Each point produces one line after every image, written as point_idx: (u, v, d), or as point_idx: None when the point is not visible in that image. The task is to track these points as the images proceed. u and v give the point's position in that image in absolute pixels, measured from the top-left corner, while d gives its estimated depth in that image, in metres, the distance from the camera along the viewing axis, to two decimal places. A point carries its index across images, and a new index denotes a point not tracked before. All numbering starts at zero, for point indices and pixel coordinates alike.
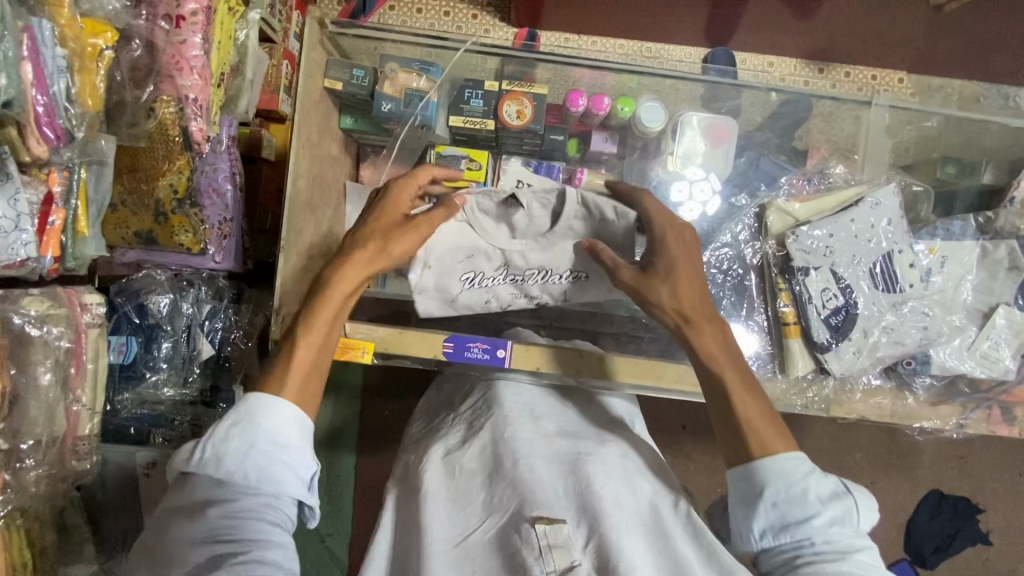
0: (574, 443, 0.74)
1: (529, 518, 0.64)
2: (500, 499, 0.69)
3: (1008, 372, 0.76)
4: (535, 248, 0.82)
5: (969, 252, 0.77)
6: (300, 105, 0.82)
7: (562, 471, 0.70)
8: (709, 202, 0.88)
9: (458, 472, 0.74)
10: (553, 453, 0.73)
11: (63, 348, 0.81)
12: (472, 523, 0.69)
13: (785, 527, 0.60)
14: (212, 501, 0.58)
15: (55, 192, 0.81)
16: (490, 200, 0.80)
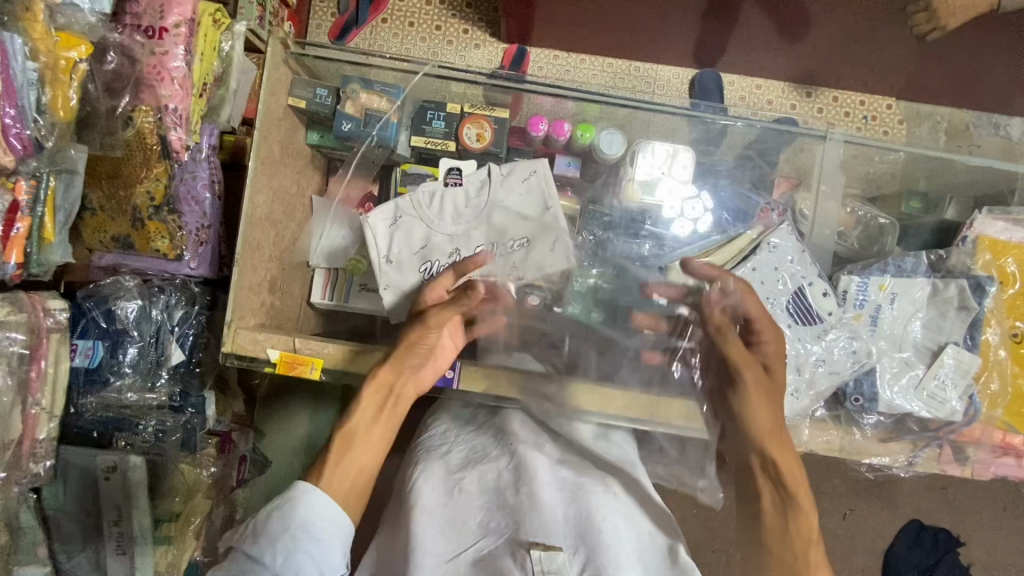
0: (581, 474, 0.80)
1: (526, 544, 0.71)
2: (497, 524, 0.75)
3: (954, 413, 0.75)
4: (475, 228, 0.90)
5: (919, 290, 0.78)
6: (261, 124, 0.84)
7: (564, 501, 0.76)
8: (701, 219, 0.93)
9: (457, 495, 0.79)
10: (558, 482, 0.78)
11: (17, 353, 0.82)
12: (467, 540, 0.75)
13: None
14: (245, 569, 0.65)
15: (21, 200, 0.82)
16: (426, 192, 0.91)
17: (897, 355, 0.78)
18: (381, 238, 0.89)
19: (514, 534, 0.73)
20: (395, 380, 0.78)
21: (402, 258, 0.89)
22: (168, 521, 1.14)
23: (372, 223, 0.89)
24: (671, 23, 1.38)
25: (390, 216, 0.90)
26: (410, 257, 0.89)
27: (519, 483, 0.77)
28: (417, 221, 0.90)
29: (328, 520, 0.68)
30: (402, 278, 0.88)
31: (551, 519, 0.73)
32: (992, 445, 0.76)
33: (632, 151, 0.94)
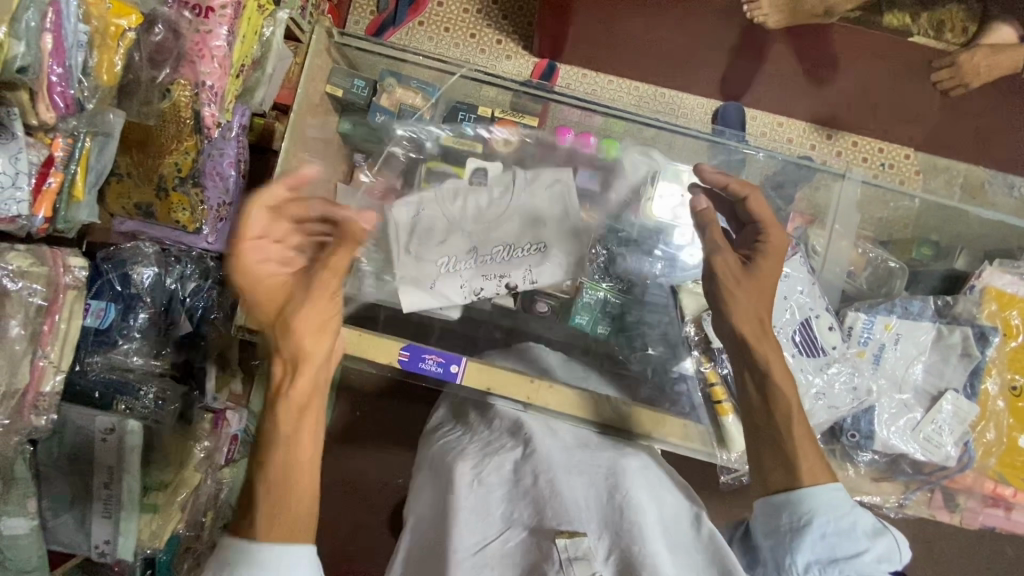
0: (592, 459, 0.76)
1: (552, 533, 0.62)
2: (519, 513, 0.67)
3: (948, 458, 0.76)
4: (496, 229, 0.91)
5: (924, 333, 0.79)
6: (299, 106, 0.89)
7: (586, 484, 0.70)
8: None
9: (475, 484, 0.72)
10: (577, 469, 0.73)
11: (35, 305, 0.83)
12: (490, 532, 0.66)
13: (832, 562, 0.61)
14: None
15: (56, 156, 0.85)
16: (451, 186, 0.94)
17: (896, 396, 0.78)
18: (402, 226, 0.91)
19: (536, 525, 0.65)
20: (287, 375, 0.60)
21: (421, 248, 0.90)
22: (157, 489, 1.12)
23: (396, 213, 0.92)
24: (702, 53, 1.41)
25: (413, 207, 0.92)
26: (429, 247, 0.90)
27: (535, 470, 0.71)
28: (440, 215, 0.92)
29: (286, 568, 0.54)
30: (420, 272, 0.89)
31: (572, 505, 0.65)
32: (982, 494, 0.77)
33: (653, 171, 0.96)
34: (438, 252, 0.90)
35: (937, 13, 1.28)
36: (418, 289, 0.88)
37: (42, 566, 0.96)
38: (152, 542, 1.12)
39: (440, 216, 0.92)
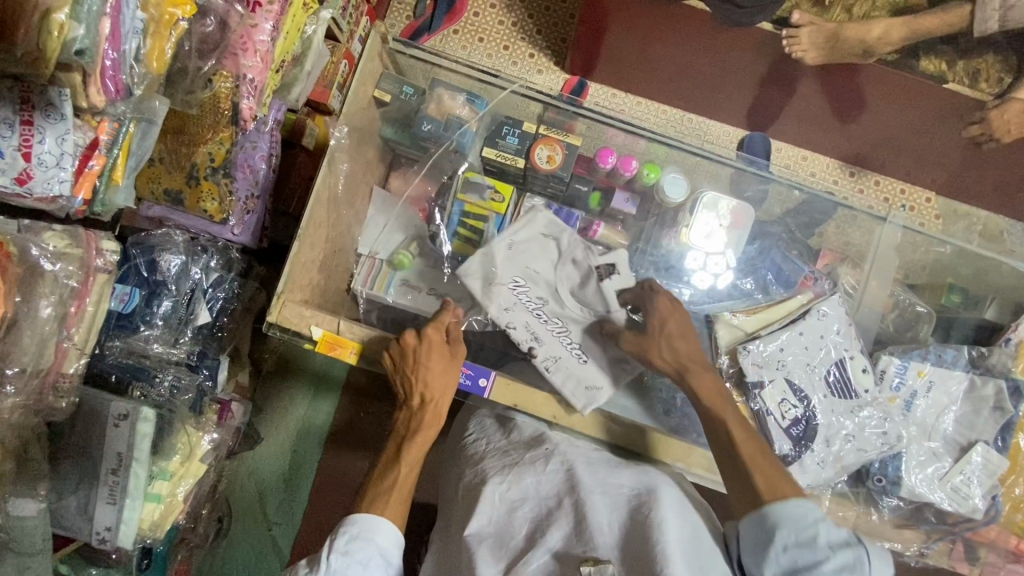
0: (616, 477, 0.75)
1: (576, 560, 0.66)
2: (544, 536, 0.70)
3: (975, 511, 0.75)
4: (571, 302, 0.89)
5: (957, 383, 0.79)
6: (349, 107, 0.91)
7: (611, 505, 0.71)
8: (721, 275, 0.95)
9: (501, 501, 0.75)
10: (601, 486, 0.73)
11: (69, 287, 0.83)
12: (515, 556, 0.69)
13: (796, 571, 0.64)
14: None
15: (101, 139, 0.85)
16: (580, 248, 0.91)
17: (926, 444, 0.78)
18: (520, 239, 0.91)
19: (562, 549, 0.68)
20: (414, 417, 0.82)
21: (514, 259, 0.90)
22: (162, 479, 1.11)
23: (532, 221, 0.92)
24: (735, 83, 1.42)
25: (544, 227, 0.93)
26: (520, 262, 0.90)
27: (559, 492, 0.73)
28: (553, 254, 0.92)
29: (388, 536, 0.72)
30: (498, 272, 0.89)
31: (596, 530, 0.68)
32: (1005, 550, 0.77)
33: (694, 199, 0.95)
34: (522, 268, 0.90)
35: (975, 62, 1.21)
36: (479, 281, 0.88)
37: (45, 550, 0.92)
38: (152, 531, 1.11)
39: (552, 253, 0.91)
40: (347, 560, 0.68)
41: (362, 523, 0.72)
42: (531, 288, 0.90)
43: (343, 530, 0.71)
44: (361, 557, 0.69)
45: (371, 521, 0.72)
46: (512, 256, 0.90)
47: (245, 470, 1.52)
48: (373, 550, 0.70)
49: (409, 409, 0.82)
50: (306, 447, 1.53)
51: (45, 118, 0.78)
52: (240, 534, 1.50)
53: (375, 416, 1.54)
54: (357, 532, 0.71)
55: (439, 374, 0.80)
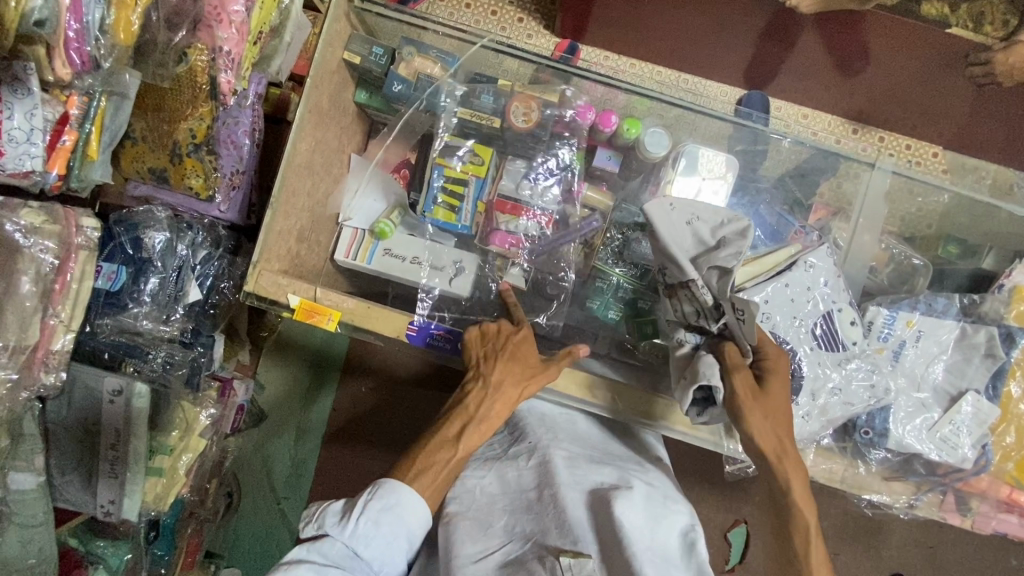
0: (594, 474, 0.78)
1: (555, 551, 0.67)
2: (522, 528, 0.72)
3: (965, 460, 0.74)
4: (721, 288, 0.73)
5: (947, 331, 0.77)
6: (316, 71, 0.87)
7: (586, 500, 0.74)
8: None
9: (480, 492, 0.77)
10: (578, 482, 0.76)
11: (47, 262, 0.83)
12: (492, 544, 0.71)
13: None
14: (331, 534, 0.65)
15: (71, 114, 0.84)
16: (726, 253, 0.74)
17: (915, 395, 0.76)
18: (710, 228, 0.76)
19: (542, 540, 0.69)
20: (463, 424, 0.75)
21: (684, 240, 0.77)
22: (162, 454, 1.12)
23: (727, 216, 0.77)
24: (730, 39, 1.37)
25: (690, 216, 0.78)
26: (689, 242, 0.77)
27: (539, 483, 0.76)
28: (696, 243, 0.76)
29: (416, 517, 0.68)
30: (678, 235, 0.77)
31: (575, 523, 0.70)
32: (996, 499, 0.76)
33: (675, 153, 0.92)
34: (692, 251, 0.76)
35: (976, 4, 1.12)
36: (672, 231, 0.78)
37: (48, 521, 0.97)
38: (156, 504, 1.13)
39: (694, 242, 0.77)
40: (370, 523, 0.65)
41: (403, 497, 0.67)
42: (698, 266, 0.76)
43: (382, 492, 0.67)
44: (383, 527, 0.66)
45: (412, 499, 0.67)
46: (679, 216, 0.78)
47: (251, 449, 1.55)
48: (401, 528, 0.67)
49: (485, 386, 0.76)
50: (309, 422, 1.55)
51: (13, 93, 0.77)
52: (250, 509, 1.53)
53: (377, 393, 1.54)
54: (394, 505, 0.66)
55: (525, 354, 0.79)
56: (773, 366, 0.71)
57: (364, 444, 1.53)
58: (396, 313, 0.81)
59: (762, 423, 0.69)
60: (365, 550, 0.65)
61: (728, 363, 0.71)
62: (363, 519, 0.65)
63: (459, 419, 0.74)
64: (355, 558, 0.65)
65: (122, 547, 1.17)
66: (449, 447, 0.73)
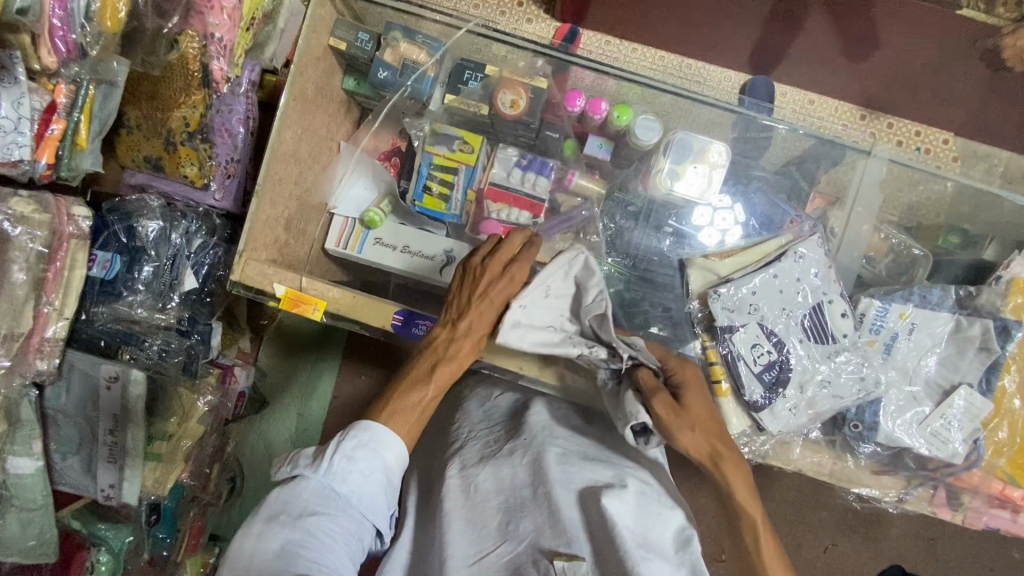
0: (589, 471, 0.76)
1: (550, 553, 0.68)
2: (517, 528, 0.72)
3: (955, 455, 0.73)
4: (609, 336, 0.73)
5: (942, 324, 0.76)
6: (300, 56, 0.87)
7: (578, 501, 0.73)
8: (730, 231, 0.89)
9: (474, 491, 0.77)
10: (572, 481, 0.75)
11: (36, 251, 0.84)
12: (487, 545, 0.72)
13: None
14: (309, 478, 0.64)
15: (59, 102, 0.84)
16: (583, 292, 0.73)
17: (906, 388, 0.75)
18: (562, 280, 0.73)
19: (537, 541, 0.70)
20: (438, 353, 0.71)
21: (551, 307, 0.74)
22: (160, 440, 1.13)
23: (564, 260, 0.73)
24: (734, 20, 1.32)
25: (540, 286, 0.73)
26: (556, 305, 0.74)
27: (533, 481, 0.75)
28: (561, 300, 0.74)
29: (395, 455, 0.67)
30: (539, 317, 0.73)
31: (570, 524, 0.70)
32: (988, 495, 0.74)
33: (667, 140, 0.90)
34: (563, 314, 0.75)
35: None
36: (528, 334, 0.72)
37: (47, 505, 1.02)
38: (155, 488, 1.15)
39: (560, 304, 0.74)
40: (348, 466, 0.64)
41: (377, 436, 0.66)
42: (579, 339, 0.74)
43: (356, 431, 0.66)
44: (363, 467, 0.65)
45: (384, 433, 0.67)
46: (527, 297, 0.72)
47: (253, 438, 1.54)
48: (377, 463, 0.66)
49: (452, 329, 0.72)
50: (310, 410, 1.55)
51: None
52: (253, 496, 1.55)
53: (376, 381, 1.56)
54: (367, 441, 0.66)
55: (500, 299, 0.72)
56: (683, 376, 0.72)
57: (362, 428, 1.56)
58: (382, 302, 0.80)
59: (688, 436, 0.68)
60: (342, 487, 0.64)
61: (644, 387, 0.70)
62: (342, 462, 0.64)
63: (428, 359, 0.71)
64: (334, 505, 0.63)
65: (123, 531, 1.22)
66: (418, 388, 0.71)
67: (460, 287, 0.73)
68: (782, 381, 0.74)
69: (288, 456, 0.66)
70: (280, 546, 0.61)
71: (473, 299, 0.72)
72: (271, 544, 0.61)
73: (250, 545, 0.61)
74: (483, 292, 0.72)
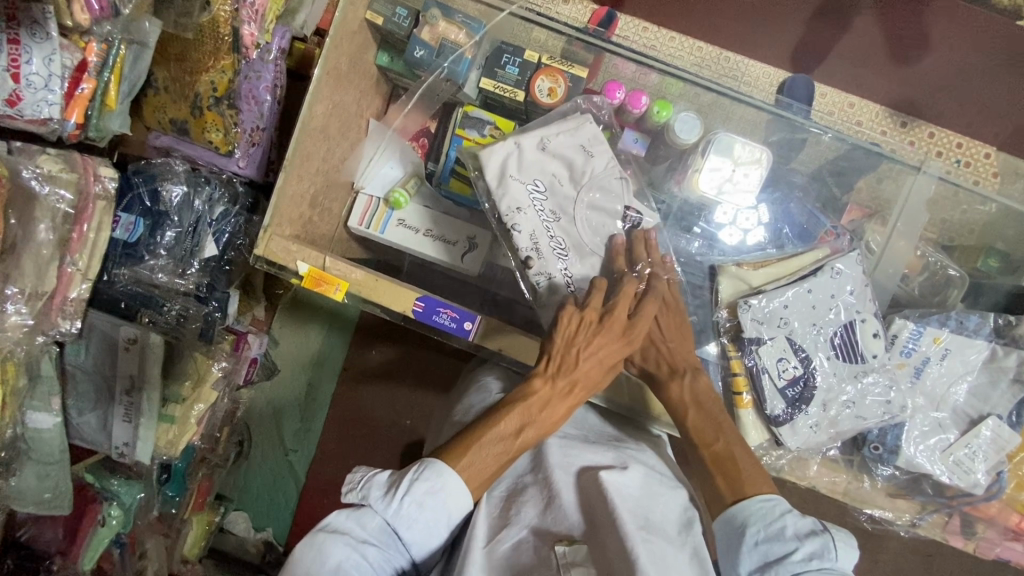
0: (589, 454, 0.76)
1: (552, 538, 0.65)
2: (520, 513, 0.69)
3: (976, 486, 0.72)
4: (572, 203, 0.81)
5: (976, 351, 0.74)
6: (336, 30, 0.85)
7: (578, 484, 0.71)
8: (752, 232, 0.86)
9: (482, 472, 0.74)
10: (572, 463, 0.74)
11: (62, 212, 0.84)
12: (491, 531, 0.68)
13: None
14: (375, 508, 0.63)
15: (90, 61, 0.83)
16: (560, 151, 0.82)
17: (932, 414, 0.74)
18: (562, 144, 0.82)
19: (537, 526, 0.67)
20: (528, 412, 0.70)
21: (545, 162, 0.81)
22: (175, 402, 1.14)
23: (570, 129, 0.83)
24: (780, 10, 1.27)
25: (539, 140, 0.81)
26: (552, 165, 0.82)
27: (534, 466, 0.74)
28: (552, 162, 0.81)
29: (463, 506, 0.65)
30: (523, 169, 0.81)
31: (570, 507, 0.68)
32: (1003, 527, 0.74)
33: (707, 140, 0.86)
34: (557, 173, 0.82)
35: None
36: (504, 177, 0.80)
37: (63, 460, 1.04)
38: (168, 449, 1.16)
39: (552, 164, 0.81)
40: (417, 508, 0.63)
41: (449, 482, 0.64)
42: (554, 193, 0.81)
43: (430, 478, 0.63)
44: (431, 512, 0.63)
45: (457, 485, 0.64)
46: (525, 152, 0.81)
47: (264, 402, 1.58)
48: (442, 514, 0.64)
49: (553, 387, 0.71)
50: (320, 377, 1.57)
51: (31, 37, 0.76)
52: (259, 460, 1.58)
53: (387, 356, 1.55)
54: (438, 490, 0.63)
55: (608, 360, 0.73)
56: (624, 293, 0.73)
57: (374, 405, 1.56)
58: (402, 288, 0.80)
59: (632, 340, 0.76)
60: (407, 528, 0.63)
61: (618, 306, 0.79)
62: (411, 503, 0.62)
63: (519, 417, 0.69)
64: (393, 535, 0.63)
65: (135, 487, 1.21)
66: (505, 445, 0.68)
67: (566, 345, 0.71)
68: (808, 396, 0.73)
69: (361, 482, 0.64)
70: (337, 563, 0.59)
71: (580, 361, 0.71)
72: (327, 559, 0.60)
73: (309, 557, 0.60)
74: (592, 355, 0.71)
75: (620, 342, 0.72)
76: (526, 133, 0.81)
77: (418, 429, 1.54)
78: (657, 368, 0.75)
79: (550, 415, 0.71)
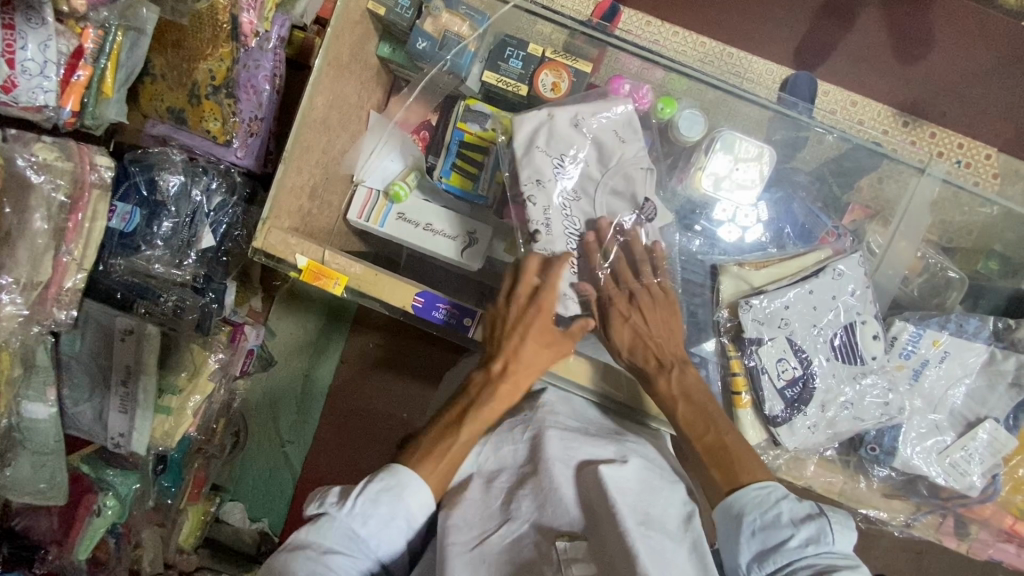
0: (590, 447, 0.74)
1: (552, 534, 0.66)
2: (518, 507, 0.68)
3: (971, 488, 0.73)
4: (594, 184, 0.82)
5: (975, 355, 0.74)
6: (338, 21, 0.84)
7: (576, 478, 0.70)
8: (750, 228, 0.86)
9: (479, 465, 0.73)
10: (571, 455, 0.73)
11: (57, 202, 0.83)
12: (490, 525, 0.67)
13: None
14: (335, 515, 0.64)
15: (86, 48, 0.82)
16: (592, 131, 0.82)
17: (929, 416, 0.75)
18: (597, 126, 0.82)
19: (538, 521, 0.67)
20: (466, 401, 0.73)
21: (576, 139, 0.82)
22: (171, 394, 1.13)
23: (609, 112, 0.83)
24: None
25: (574, 118, 0.82)
26: (582, 143, 0.82)
27: (533, 458, 0.72)
28: (582, 141, 0.82)
29: (423, 503, 0.66)
30: (552, 142, 0.82)
31: (567, 500, 0.68)
32: (997, 528, 0.75)
33: (710, 138, 0.85)
34: (585, 152, 0.82)
35: None
36: (534, 146, 0.81)
37: (59, 450, 1.03)
38: (164, 440, 1.16)
39: (581, 143, 0.82)
40: (373, 509, 0.64)
41: (401, 478, 0.65)
42: (579, 171, 0.82)
43: (382, 478, 0.65)
44: (388, 512, 0.64)
45: (411, 481, 0.66)
46: (558, 126, 0.81)
47: (260, 393, 1.58)
48: (402, 514, 0.65)
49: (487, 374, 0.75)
50: (317, 367, 1.56)
51: (26, 22, 0.74)
52: (254, 450, 1.58)
53: (384, 348, 1.55)
54: (393, 486, 0.65)
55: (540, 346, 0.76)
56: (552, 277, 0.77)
57: (371, 398, 1.55)
58: (403, 283, 0.79)
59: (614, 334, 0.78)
60: (366, 531, 0.63)
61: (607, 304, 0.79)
62: (366, 506, 0.64)
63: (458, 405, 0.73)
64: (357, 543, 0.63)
65: (130, 478, 1.20)
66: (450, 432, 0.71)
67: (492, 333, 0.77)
68: (807, 398, 0.73)
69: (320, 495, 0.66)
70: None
71: (505, 344, 0.75)
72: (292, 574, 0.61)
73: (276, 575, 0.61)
74: (515, 337, 0.75)
75: (542, 324, 0.76)
76: (563, 107, 0.82)
77: (415, 422, 1.54)
78: (650, 364, 0.75)
79: (491, 402, 0.73)
